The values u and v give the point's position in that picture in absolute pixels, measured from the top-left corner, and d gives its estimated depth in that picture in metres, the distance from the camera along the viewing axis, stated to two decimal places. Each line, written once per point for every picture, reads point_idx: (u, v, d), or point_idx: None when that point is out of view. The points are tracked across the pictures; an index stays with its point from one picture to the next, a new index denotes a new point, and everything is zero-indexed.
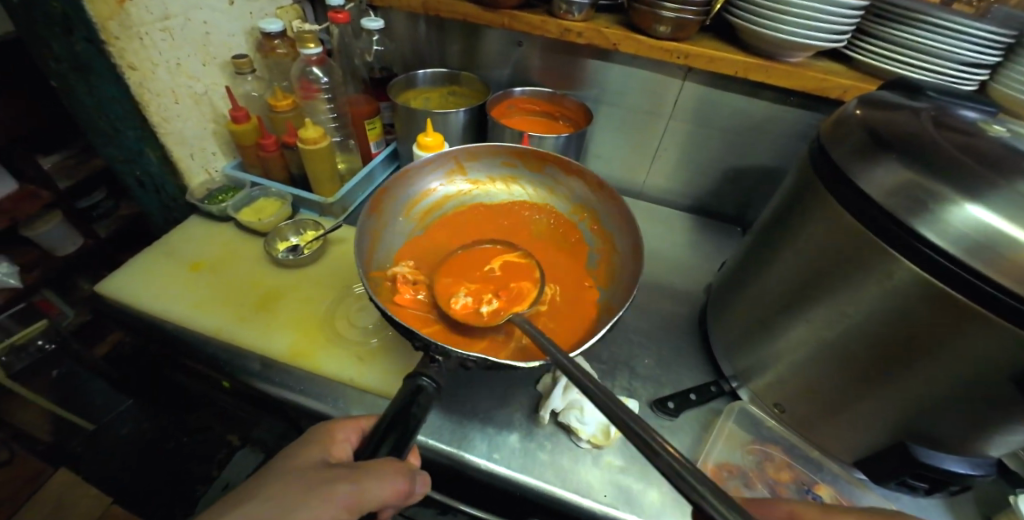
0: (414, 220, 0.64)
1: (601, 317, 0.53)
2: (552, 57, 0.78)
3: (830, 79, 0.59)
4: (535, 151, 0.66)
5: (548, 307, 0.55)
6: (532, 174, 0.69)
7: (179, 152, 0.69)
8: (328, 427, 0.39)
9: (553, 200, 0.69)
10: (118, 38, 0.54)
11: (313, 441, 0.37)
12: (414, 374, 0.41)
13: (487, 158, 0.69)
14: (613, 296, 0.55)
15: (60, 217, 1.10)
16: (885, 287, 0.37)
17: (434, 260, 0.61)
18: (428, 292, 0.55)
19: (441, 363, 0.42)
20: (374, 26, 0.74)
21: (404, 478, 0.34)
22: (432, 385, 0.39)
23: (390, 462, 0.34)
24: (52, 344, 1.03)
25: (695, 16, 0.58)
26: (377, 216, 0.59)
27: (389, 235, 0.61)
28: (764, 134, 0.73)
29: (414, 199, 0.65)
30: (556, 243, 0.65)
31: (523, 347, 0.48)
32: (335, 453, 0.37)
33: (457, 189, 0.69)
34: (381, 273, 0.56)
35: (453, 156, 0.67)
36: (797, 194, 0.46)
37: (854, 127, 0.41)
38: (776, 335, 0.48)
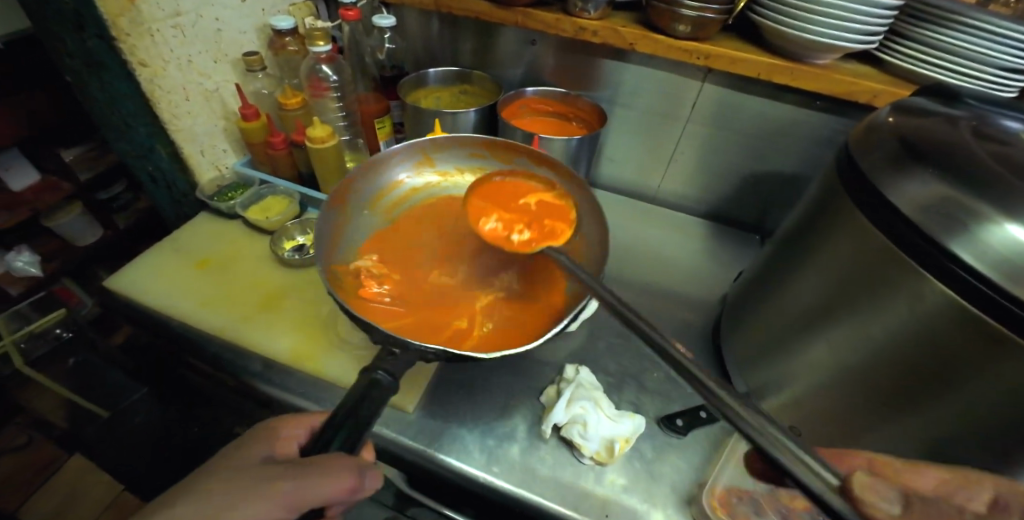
0: (381, 213, 0.63)
1: (566, 309, 0.50)
2: (566, 57, 0.76)
3: (858, 82, 0.56)
4: (501, 141, 0.63)
5: (511, 300, 0.53)
6: (500, 164, 0.66)
7: (190, 149, 0.69)
8: (274, 424, 0.38)
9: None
10: (129, 35, 0.54)
11: (260, 438, 0.37)
12: (369, 367, 0.36)
13: (454, 149, 0.67)
14: (581, 287, 0.52)
15: (80, 209, 1.18)
16: (915, 310, 0.34)
17: (399, 252, 0.60)
18: (392, 286, 0.54)
19: (398, 356, 0.38)
20: (385, 23, 0.73)
21: (352, 474, 0.32)
22: (388, 378, 0.35)
23: (336, 458, 0.32)
24: (69, 332, 1.10)
25: (716, 15, 0.56)
26: (342, 210, 0.58)
27: (354, 229, 0.60)
28: (787, 139, 0.70)
29: (380, 192, 0.64)
30: None
31: (483, 338, 0.48)
32: (281, 451, 0.36)
33: (426, 182, 0.68)
34: (345, 267, 0.55)
35: (419, 148, 0.65)
36: (822, 207, 0.44)
37: (884, 136, 0.38)
38: (792, 352, 0.45)
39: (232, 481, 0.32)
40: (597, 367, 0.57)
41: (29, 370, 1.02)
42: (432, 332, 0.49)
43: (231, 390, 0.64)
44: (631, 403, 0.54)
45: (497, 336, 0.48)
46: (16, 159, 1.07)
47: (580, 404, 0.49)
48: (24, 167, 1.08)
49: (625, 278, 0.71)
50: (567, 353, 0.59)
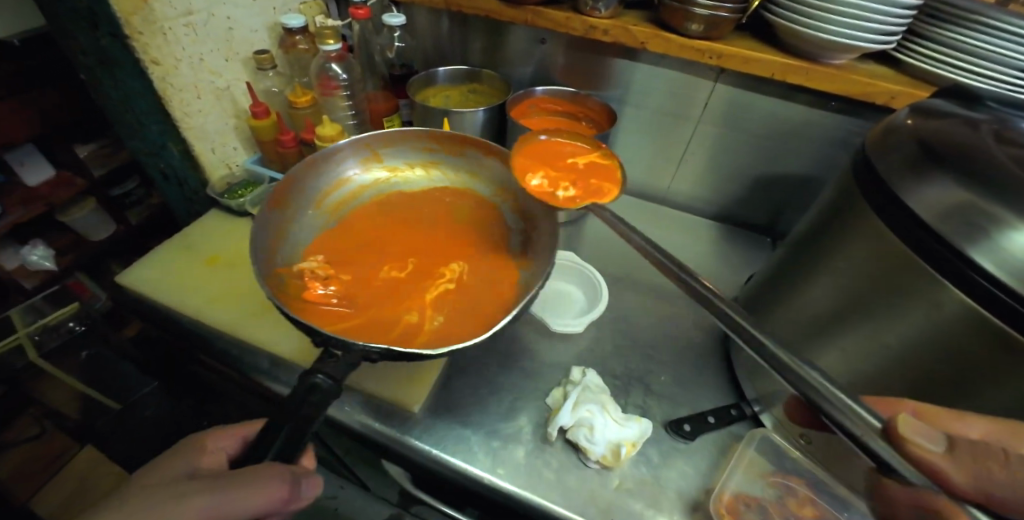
0: (327, 212, 0.64)
1: (520, 295, 0.53)
2: (576, 55, 0.75)
3: (875, 82, 0.55)
4: (450, 134, 0.68)
5: (461, 291, 0.54)
6: (450, 157, 0.70)
7: (201, 147, 0.70)
8: (204, 437, 0.41)
9: (475, 182, 0.70)
10: (142, 33, 0.54)
11: (187, 453, 0.40)
12: (308, 371, 0.38)
13: (401, 144, 0.69)
14: (534, 274, 0.55)
15: (94, 205, 1.21)
16: (933, 317, 0.33)
17: (346, 250, 0.60)
18: (339, 286, 0.53)
19: (339, 358, 0.39)
20: (395, 22, 0.73)
21: (286, 484, 0.34)
22: (329, 382, 0.37)
23: (271, 467, 0.34)
24: (82, 326, 1.12)
25: (730, 14, 0.55)
26: (283, 210, 0.58)
27: (298, 230, 0.59)
28: (801, 140, 0.69)
29: (326, 190, 0.65)
30: (478, 222, 0.65)
31: (435, 329, 0.49)
32: (206, 464, 0.39)
33: (373, 178, 0.69)
34: (287, 270, 0.54)
35: (366, 144, 0.67)
36: (837, 211, 0.43)
37: (902, 139, 0.37)
38: (804, 359, 0.45)
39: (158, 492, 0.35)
40: (603, 370, 0.57)
41: (43, 363, 1.04)
42: (381, 330, 0.49)
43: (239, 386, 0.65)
44: (638, 407, 0.53)
45: (447, 327, 0.49)
46: (31, 155, 1.09)
47: (586, 407, 0.49)
48: (39, 162, 1.11)
49: (633, 280, 0.71)
50: (574, 355, 0.58)
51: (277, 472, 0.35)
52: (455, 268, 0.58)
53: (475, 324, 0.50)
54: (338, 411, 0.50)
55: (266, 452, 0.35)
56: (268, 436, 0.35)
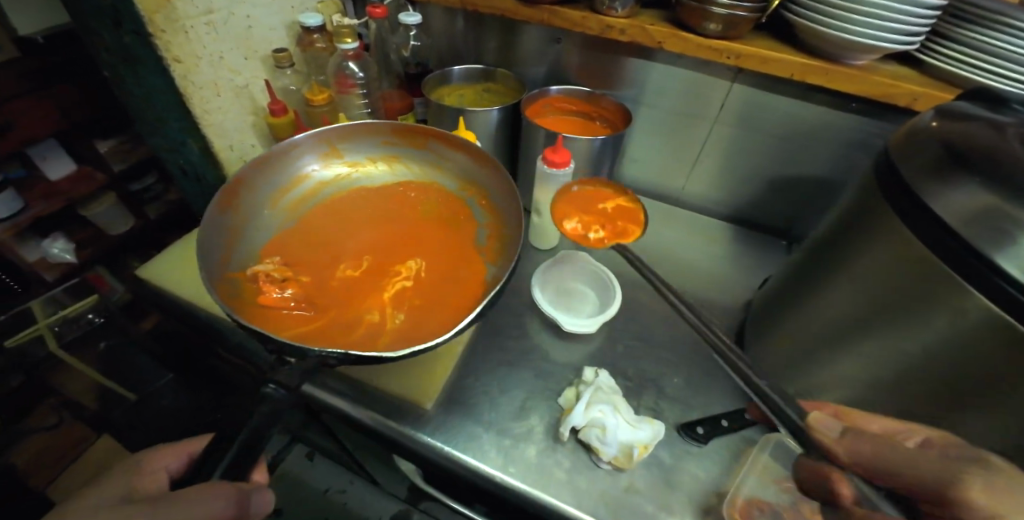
0: (284, 211, 0.63)
1: (485, 294, 0.54)
2: (591, 54, 0.75)
3: (899, 84, 0.54)
4: (413, 128, 0.68)
5: (422, 290, 0.55)
6: (414, 151, 0.70)
7: (220, 144, 0.71)
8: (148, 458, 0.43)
9: (440, 175, 0.70)
10: (164, 31, 0.55)
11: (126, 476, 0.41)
12: (262, 380, 0.39)
13: (363, 138, 0.69)
14: (500, 272, 0.56)
15: (113, 199, 1.24)
16: (956, 325, 0.33)
17: (305, 252, 0.59)
18: (297, 288, 0.53)
19: (294, 366, 0.41)
20: (411, 20, 0.73)
21: (230, 503, 0.33)
22: (280, 392, 0.38)
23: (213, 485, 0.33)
24: (101, 318, 1.12)
25: (749, 14, 0.54)
26: (235, 211, 0.56)
27: (254, 230, 0.58)
28: (819, 141, 0.68)
29: (284, 188, 0.64)
30: (443, 218, 0.66)
31: (397, 329, 0.50)
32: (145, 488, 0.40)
33: (333, 174, 0.68)
34: (242, 275, 0.53)
35: (324, 137, 0.66)
36: (858, 215, 0.42)
37: (927, 141, 0.37)
38: (822, 364, 0.44)
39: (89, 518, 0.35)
40: (615, 371, 0.57)
41: (62, 353, 1.04)
42: (342, 334, 0.49)
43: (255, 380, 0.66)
44: (649, 409, 0.53)
45: (408, 329, 0.50)
46: (53, 150, 1.11)
47: (598, 408, 0.48)
48: (61, 157, 1.13)
49: (646, 282, 0.70)
50: (585, 355, 0.58)
51: (220, 492, 0.33)
52: (415, 265, 0.58)
53: (438, 325, 0.51)
54: (350, 406, 0.51)
55: (213, 471, 0.34)
56: (217, 453, 0.35)
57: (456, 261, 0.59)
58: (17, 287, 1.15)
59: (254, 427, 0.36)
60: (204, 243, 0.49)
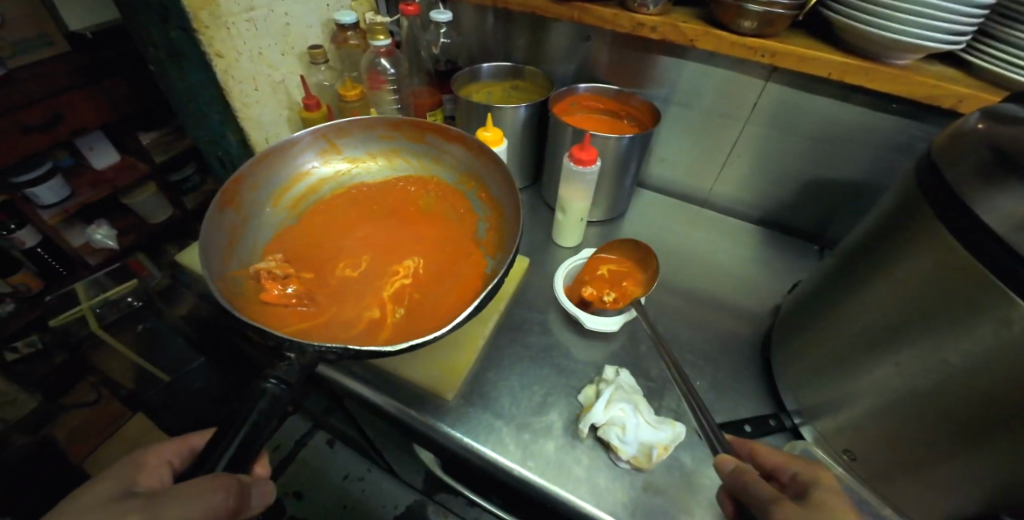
0: (286, 209, 0.64)
1: (486, 285, 0.55)
2: (621, 53, 0.74)
3: (946, 86, 0.51)
4: (410, 122, 0.69)
5: (421, 285, 0.56)
6: (412, 145, 0.71)
7: (257, 137, 0.73)
8: (149, 452, 0.43)
9: (438, 168, 0.71)
10: (208, 27, 0.57)
11: (126, 471, 0.41)
12: (261, 375, 0.40)
13: (360, 134, 0.70)
14: (500, 264, 0.56)
15: (153, 189, 1.31)
16: (1001, 335, 0.31)
17: (307, 249, 0.61)
18: (298, 285, 0.54)
19: (292, 361, 0.41)
20: (442, 18, 0.74)
21: (230, 495, 0.34)
22: (280, 387, 0.39)
23: (215, 477, 0.35)
24: (139, 301, 1.16)
25: (786, 11, 0.53)
26: (237, 210, 0.58)
27: (255, 228, 0.60)
28: (856, 143, 0.66)
29: (285, 186, 0.65)
30: (443, 211, 0.67)
31: (399, 323, 0.51)
32: (144, 482, 0.40)
33: (333, 170, 0.70)
34: (245, 272, 0.55)
35: (322, 134, 0.67)
36: (895, 220, 0.41)
37: (972, 144, 0.35)
38: (853, 372, 0.43)
39: (89, 513, 0.36)
40: (638, 371, 0.56)
41: (104, 334, 1.10)
42: (343, 328, 0.51)
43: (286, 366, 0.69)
44: (672, 411, 0.52)
45: (408, 323, 0.51)
46: (100, 141, 1.20)
47: (619, 406, 0.48)
48: (107, 148, 1.23)
49: (670, 283, 0.70)
50: (608, 354, 0.58)
51: (221, 483, 0.34)
52: (414, 260, 0.60)
53: (436, 316, 0.52)
54: (375, 394, 0.52)
55: (215, 464, 0.36)
56: (218, 449, 0.36)
57: (454, 255, 0.61)
58: (62, 270, 1.23)
59: (253, 423, 0.37)
60: (205, 243, 0.50)
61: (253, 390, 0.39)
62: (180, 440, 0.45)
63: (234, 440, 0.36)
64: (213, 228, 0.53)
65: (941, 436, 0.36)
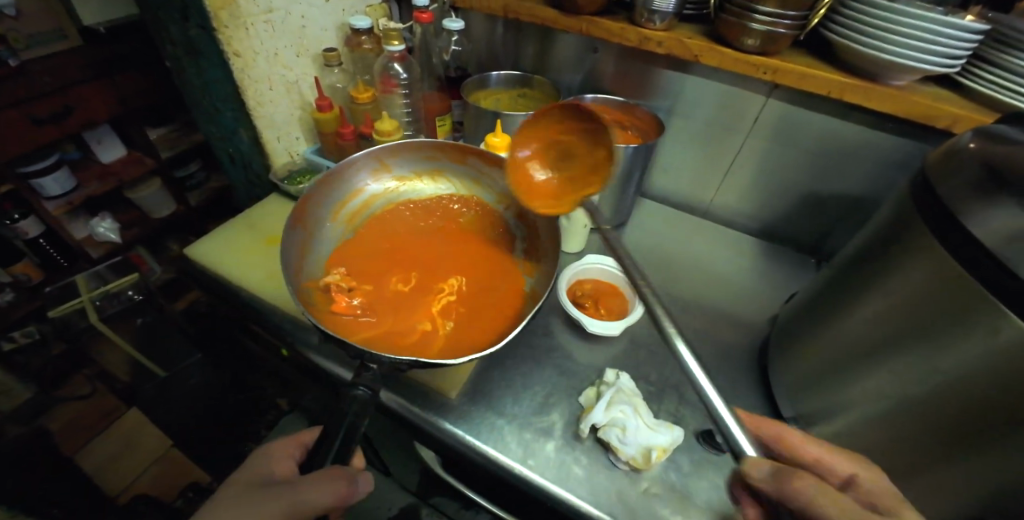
0: (343, 223, 0.65)
1: (526, 303, 0.55)
2: (627, 64, 0.76)
3: (941, 107, 0.53)
4: (455, 144, 0.69)
5: (468, 303, 0.55)
6: (456, 167, 0.72)
7: (269, 135, 0.74)
8: (274, 449, 0.44)
9: (481, 190, 0.72)
10: (227, 27, 0.59)
11: (256, 467, 0.42)
12: (351, 383, 0.42)
13: (410, 154, 0.71)
14: (538, 283, 0.57)
15: (158, 184, 1.34)
16: (988, 344, 0.32)
17: (365, 261, 0.61)
18: (363, 297, 0.55)
19: (374, 370, 0.43)
20: (455, 26, 0.75)
21: (348, 482, 0.37)
22: (368, 393, 0.41)
23: (333, 470, 0.37)
24: (140, 295, 1.21)
25: (788, 30, 0.55)
26: (305, 225, 0.59)
27: (319, 241, 0.61)
28: (854, 160, 0.68)
29: (342, 202, 0.66)
30: (484, 230, 0.67)
31: (450, 335, 0.51)
32: (281, 470, 0.41)
33: (384, 188, 0.70)
34: (313, 284, 0.56)
35: (375, 155, 0.68)
36: (891, 232, 0.42)
37: (965, 162, 0.36)
38: (847, 381, 0.44)
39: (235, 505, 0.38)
40: (637, 376, 0.57)
41: (103, 325, 1.13)
42: (401, 338, 0.51)
43: (289, 360, 0.70)
44: (670, 414, 0.53)
45: (462, 337, 0.51)
46: (108, 135, 1.23)
47: (620, 408, 0.48)
48: (114, 142, 1.25)
49: (669, 291, 0.71)
50: (607, 358, 0.59)
51: (337, 475, 0.37)
52: (461, 277, 0.59)
53: (483, 335, 0.51)
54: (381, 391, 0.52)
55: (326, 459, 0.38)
56: (324, 447, 0.39)
57: (496, 271, 0.61)
58: (64, 262, 1.25)
59: (348, 428, 0.39)
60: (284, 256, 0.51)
61: (344, 394, 0.41)
62: (293, 436, 0.45)
63: (331, 448, 0.39)
64: (288, 240, 0.54)
65: (932, 439, 0.37)
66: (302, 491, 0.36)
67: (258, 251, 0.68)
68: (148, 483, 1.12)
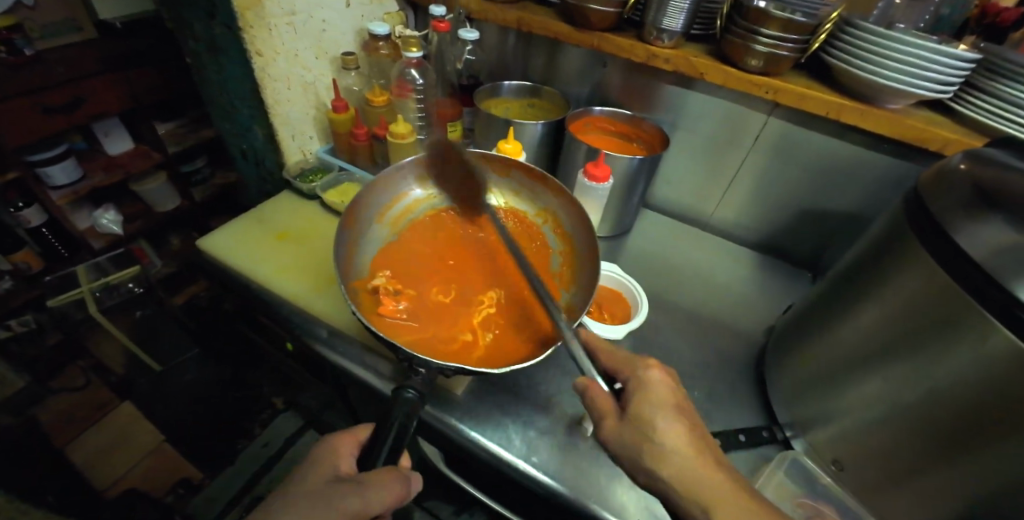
0: (387, 225, 0.65)
1: (563, 317, 0.54)
2: (634, 78, 0.79)
3: (934, 130, 0.56)
4: (500, 157, 0.69)
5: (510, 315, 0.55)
6: (497, 179, 0.71)
7: (284, 133, 0.75)
8: (332, 444, 0.44)
9: (519, 202, 0.71)
10: (252, 27, 0.61)
11: (318, 461, 0.42)
12: (399, 387, 0.43)
13: (454, 163, 0.70)
14: (576, 298, 0.57)
15: (164, 177, 1.35)
16: (976, 352, 0.34)
17: (410, 265, 0.60)
18: (409, 302, 0.54)
19: (423, 375, 0.44)
20: (470, 36, 0.78)
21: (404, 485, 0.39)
22: (418, 397, 0.42)
23: (390, 471, 0.39)
24: (140, 287, 1.23)
25: (790, 53, 0.58)
26: (353, 225, 0.59)
27: (364, 241, 0.60)
28: (850, 178, 0.70)
29: (387, 204, 0.66)
30: (521, 241, 0.67)
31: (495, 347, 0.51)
32: (342, 467, 0.42)
33: (426, 194, 0.70)
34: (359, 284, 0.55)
35: (422, 161, 0.68)
36: (885, 247, 0.44)
37: (957, 182, 0.38)
38: (842, 388, 0.45)
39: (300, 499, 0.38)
40: None
41: (101, 316, 1.15)
42: (446, 344, 0.50)
43: (294, 354, 0.70)
44: None
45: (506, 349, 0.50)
46: (118, 128, 1.24)
47: None
48: (122, 135, 1.26)
49: (669, 299, 0.73)
50: None
51: (395, 477, 0.39)
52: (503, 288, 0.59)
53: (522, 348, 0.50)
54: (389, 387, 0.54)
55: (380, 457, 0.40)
56: (376, 445, 0.40)
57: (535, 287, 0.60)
58: (64, 252, 1.24)
59: (399, 428, 0.40)
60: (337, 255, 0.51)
61: (393, 398, 0.42)
62: (347, 432, 0.45)
63: (384, 448, 0.40)
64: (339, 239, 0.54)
65: (922, 441, 0.39)
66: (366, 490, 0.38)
67: (268, 246, 0.70)
68: (139, 476, 1.09)
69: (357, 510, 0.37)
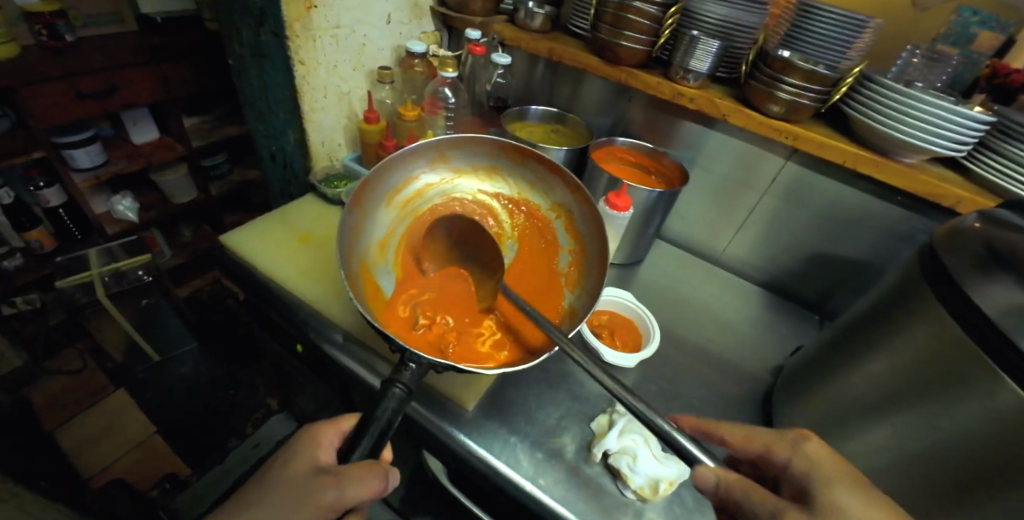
0: (396, 210, 0.63)
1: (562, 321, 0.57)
2: (656, 113, 0.81)
3: (946, 187, 0.58)
4: (516, 145, 0.64)
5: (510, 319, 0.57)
6: (512, 167, 0.67)
7: (315, 139, 0.78)
8: (314, 432, 0.43)
9: (535, 194, 0.67)
10: (299, 37, 0.63)
11: (301, 451, 0.41)
12: (388, 380, 0.42)
13: (470, 147, 0.66)
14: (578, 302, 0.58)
15: (184, 170, 1.36)
16: (986, 406, 0.35)
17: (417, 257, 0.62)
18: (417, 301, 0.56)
19: (413, 369, 0.43)
20: (502, 61, 0.81)
21: (380, 480, 0.38)
22: (403, 391, 0.41)
23: (367, 464, 0.38)
24: (149, 275, 1.18)
25: (811, 102, 0.61)
26: (360, 208, 0.57)
27: (371, 226, 0.59)
28: (863, 226, 0.71)
29: (396, 188, 0.63)
30: (531, 240, 0.66)
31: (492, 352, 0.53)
32: (323, 458, 0.41)
33: (439, 178, 0.67)
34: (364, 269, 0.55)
35: (436, 145, 0.64)
36: (896, 297, 0.45)
37: (972, 241, 0.40)
38: (851, 434, 0.46)
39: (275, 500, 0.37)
40: None
41: (108, 301, 1.09)
42: (446, 344, 0.52)
43: (302, 356, 0.70)
44: None
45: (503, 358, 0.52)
46: (145, 118, 1.27)
47: (631, 437, 0.50)
48: (148, 125, 1.29)
49: (678, 332, 0.73)
50: None
51: (377, 471, 0.38)
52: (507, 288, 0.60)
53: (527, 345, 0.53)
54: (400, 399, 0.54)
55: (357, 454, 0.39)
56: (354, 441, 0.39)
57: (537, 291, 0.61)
58: (78, 234, 1.24)
59: (388, 421, 0.40)
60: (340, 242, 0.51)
61: (380, 392, 0.41)
62: (329, 423, 0.44)
63: (367, 443, 0.39)
64: (344, 226, 0.53)
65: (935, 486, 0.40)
66: (341, 484, 0.37)
67: (291, 248, 0.71)
68: (126, 466, 1.03)
69: (331, 504, 0.36)
